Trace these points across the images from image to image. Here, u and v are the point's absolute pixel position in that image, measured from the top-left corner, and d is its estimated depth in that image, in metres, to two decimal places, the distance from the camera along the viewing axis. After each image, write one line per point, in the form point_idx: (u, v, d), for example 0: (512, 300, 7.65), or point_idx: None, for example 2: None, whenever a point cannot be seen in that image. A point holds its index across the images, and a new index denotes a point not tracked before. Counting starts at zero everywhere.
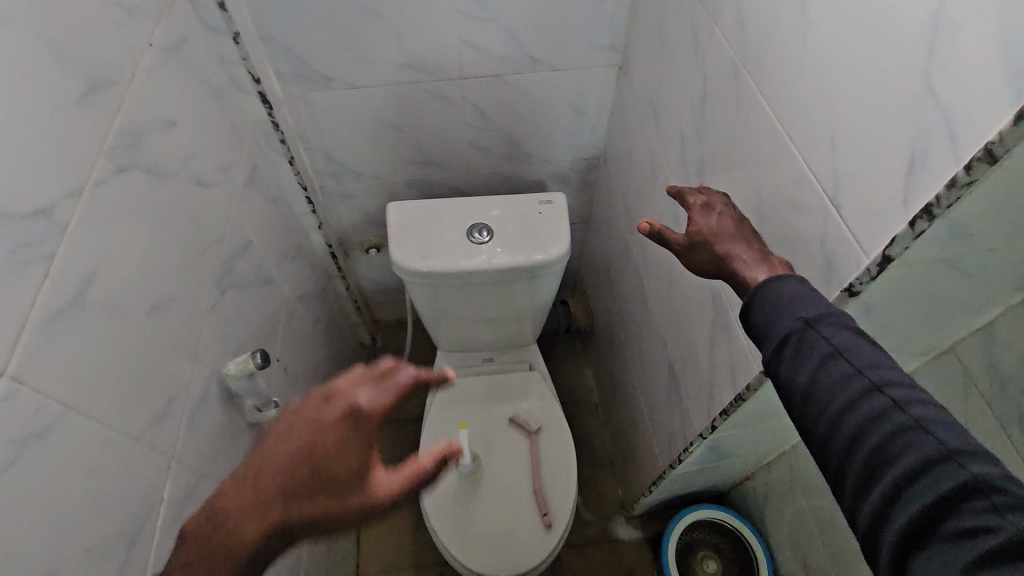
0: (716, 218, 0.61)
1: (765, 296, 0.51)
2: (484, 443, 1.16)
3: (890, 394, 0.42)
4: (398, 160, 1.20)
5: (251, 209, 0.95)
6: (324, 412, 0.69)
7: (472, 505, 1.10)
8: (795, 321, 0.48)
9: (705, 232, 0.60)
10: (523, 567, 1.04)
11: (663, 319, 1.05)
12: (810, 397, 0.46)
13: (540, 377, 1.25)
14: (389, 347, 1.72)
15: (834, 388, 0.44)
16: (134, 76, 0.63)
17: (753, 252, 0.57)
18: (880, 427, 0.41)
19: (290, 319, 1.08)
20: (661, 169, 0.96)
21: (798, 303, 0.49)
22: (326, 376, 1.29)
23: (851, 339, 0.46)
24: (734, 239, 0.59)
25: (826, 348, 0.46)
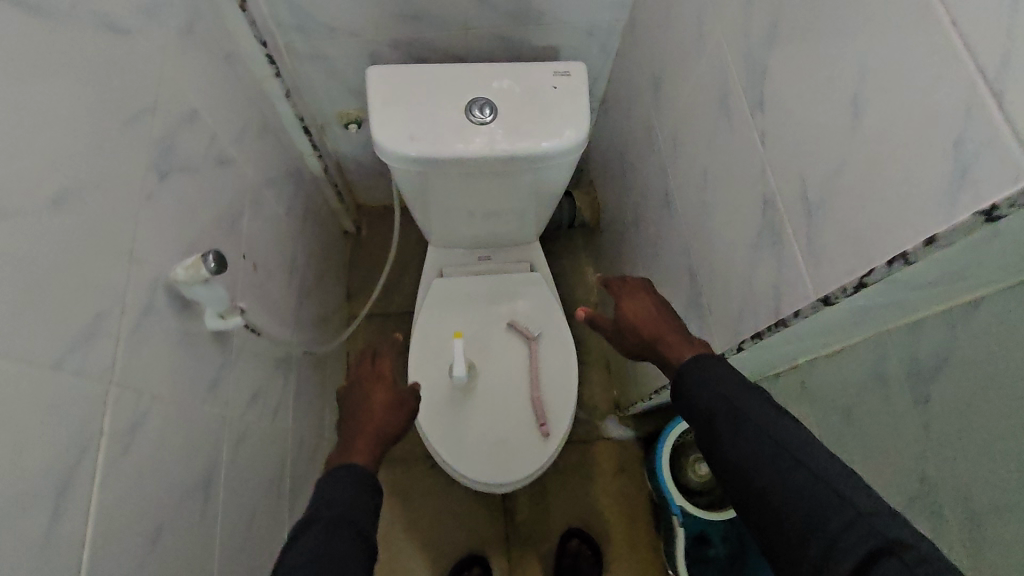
0: (644, 305, 0.83)
1: (694, 383, 0.65)
2: (478, 348, 1.08)
3: (809, 466, 0.52)
4: (381, 13, 0.97)
5: (196, 71, 0.75)
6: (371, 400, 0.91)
7: (466, 412, 1.04)
8: (724, 405, 0.61)
9: (636, 317, 0.82)
10: (517, 476, 1.01)
11: (686, 224, 0.91)
12: (746, 472, 0.56)
13: (542, 279, 1.14)
14: (374, 236, 1.57)
15: (767, 460, 0.55)
16: None
17: (674, 331, 0.78)
18: (802, 495, 0.51)
19: (257, 208, 0.93)
20: (709, 37, 0.77)
21: (727, 387, 0.62)
22: (304, 270, 1.17)
23: (770, 417, 0.57)
24: (657, 322, 0.81)
25: (755, 428, 0.57)
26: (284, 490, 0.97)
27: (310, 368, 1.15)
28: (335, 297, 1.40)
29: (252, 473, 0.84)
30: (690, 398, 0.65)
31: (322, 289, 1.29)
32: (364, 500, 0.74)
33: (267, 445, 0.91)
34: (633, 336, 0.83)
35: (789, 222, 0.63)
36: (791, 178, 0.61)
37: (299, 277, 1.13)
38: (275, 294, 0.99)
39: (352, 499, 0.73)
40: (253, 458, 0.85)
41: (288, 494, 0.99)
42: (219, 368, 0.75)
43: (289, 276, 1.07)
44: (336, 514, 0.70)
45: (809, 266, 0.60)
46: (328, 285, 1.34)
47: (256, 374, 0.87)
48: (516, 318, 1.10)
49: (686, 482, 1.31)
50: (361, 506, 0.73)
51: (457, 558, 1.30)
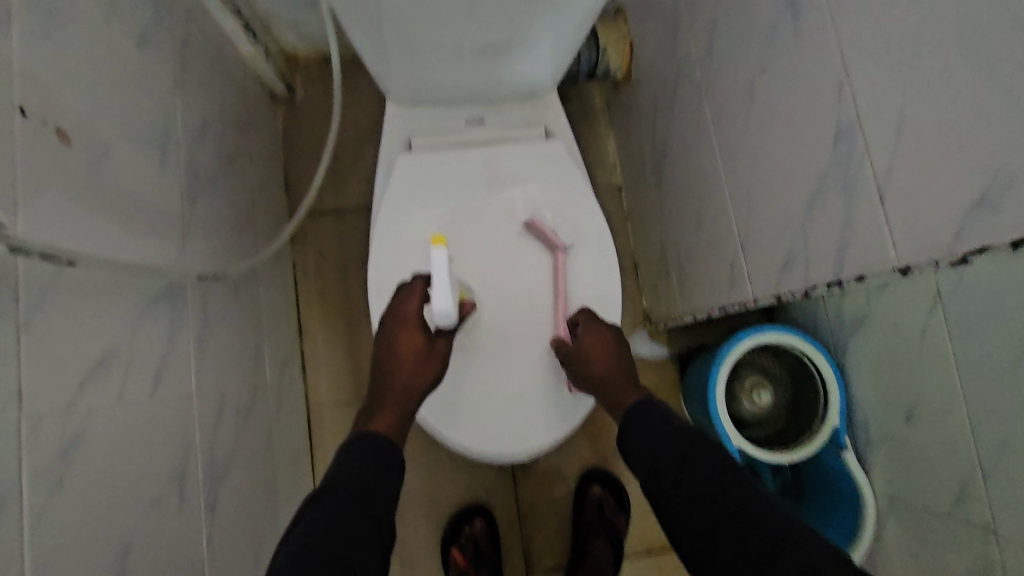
0: (597, 337, 0.67)
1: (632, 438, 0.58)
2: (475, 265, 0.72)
3: (734, 487, 0.49)
4: None
5: None
6: (400, 342, 0.62)
7: (464, 359, 0.71)
8: (658, 429, 0.56)
9: (586, 350, 0.66)
10: (537, 447, 0.70)
11: (834, 37, 0.51)
12: (677, 500, 0.51)
13: (564, 152, 0.75)
14: (314, 100, 1.13)
15: (694, 489, 0.51)
16: None
17: (623, 371, 0.65)
18: (728, 514, 0.48)
19: (53, 22, 0.50)
20: None
21: (665, 436, 0.55)
22: (198, 146, 0.76)
23: (697, 440, 0.54)
24: (604, 358, 0.65)
25: (679, 453, 0.53)
26: (199, 481, 0.65)
27: (226, 295, 0.78)
28: (264, 188, 0.99)
29: (115, 485, 0.51)
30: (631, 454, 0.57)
31: (238, 177, 0.88)
32: (393, 473, 0.54)
33: (147, 430, 0.57)
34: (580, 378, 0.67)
35: None
36: None
37: (186, 157, 0.72)
38: (133, 184, 0.59)
39: (373, 473, 0.52)
40: (116, 461, 0.52)
41: (208, 484, 0.67)
42: None
43: (165, 155, 0.67)
44: (356, 485, 0.50)
45: None
46: (249, 171, 0.93)
47: (94, 327, 0.50)
48: (530, 215, 0.73)
49: (740, 412, 1.05)
50: (387, 479, 0.53)
51: (463, 528, 1.05)
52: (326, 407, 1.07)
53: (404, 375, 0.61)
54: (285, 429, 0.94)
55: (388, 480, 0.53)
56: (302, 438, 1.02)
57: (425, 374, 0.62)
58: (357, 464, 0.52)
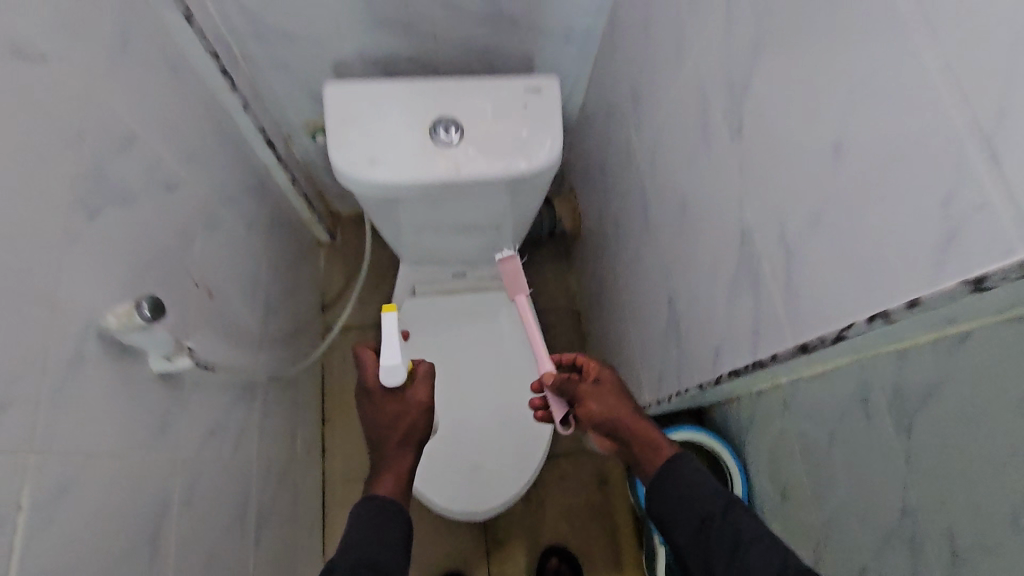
0: (605, 397, 0.74)
1: (670, 494, 0.65)
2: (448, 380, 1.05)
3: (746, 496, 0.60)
4: (342, 19, 0.92)
5: (137, 92, 0.70)
6: (385, 404, 0.74)
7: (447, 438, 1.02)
8: (691, 507, 0.63)
9: (598, 398, 0.73)
10: (491, 504, 0.99)
11: (665, 243, 0.87)
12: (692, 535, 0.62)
13: (518, 299, 1.11)
14: (349, 245, 1.52)
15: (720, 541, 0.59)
16: None
17: (636, 411, 0.73)
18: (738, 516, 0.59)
19: (213, 230, 0.87)
20: (686, 54, 0.73)
21: (704, 487, 0.63)
22: (272, 287, 1.12)
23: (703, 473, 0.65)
24: (611, 398, 0.74)
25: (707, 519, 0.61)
26: (251, 523, 0.93)
27: (279, 391, 1.10)
28: (308, 311, 1.35)
29: (211, 513, 0.80)
30: (671, 509, 0.64)
31: (292, 305, 1.24)
32: (388, 536, 0.62)
33: (229, 480, 0.86)
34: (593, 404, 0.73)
35: (770, 260, 0.59)
36: (772, 213, 0.57)
37: (265, 296, 1.08)
38: (239, 318, 0.94)
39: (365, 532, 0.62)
40: (213, 497, 0.81)
41: (256, 526, 0.94)
42: (168, 410, 0.70)
43: (254, 297, 1.02)
44: (353, 559, 0.59)
45: (791, 306, 0.56)
46: (299, 300, 1.29)
47: (213, 408, 0.82)
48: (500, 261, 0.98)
49: None
50: (382, 539, 0.62)
51: None
52: (337, 484, 1.34)
53: (399, 429, 0.74)
54: (307, 498, 1.21)
55: (387, 541, 0.62)
56: (317, 508, 1.28)
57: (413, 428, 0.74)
58: (358, 533, 0.61)
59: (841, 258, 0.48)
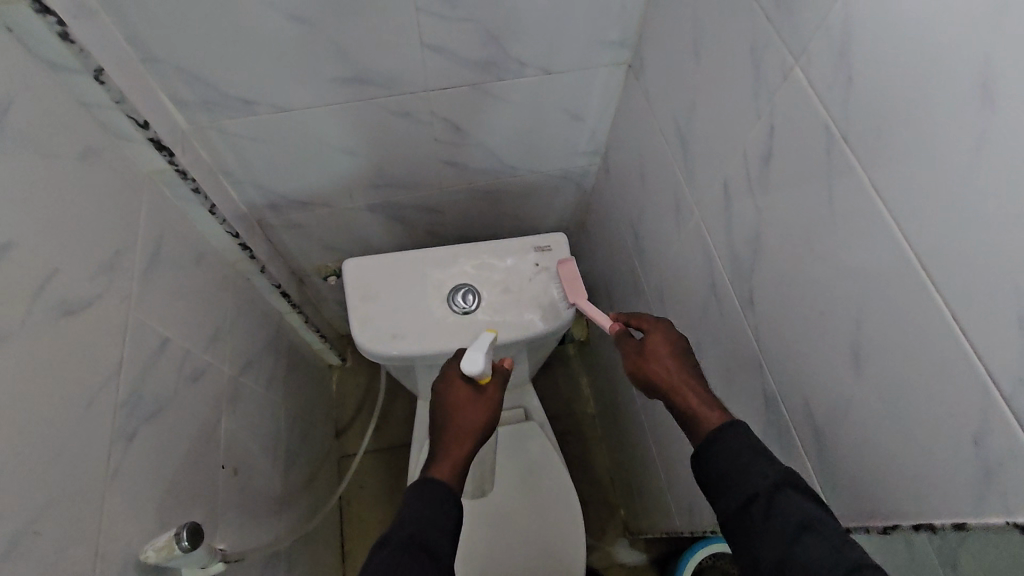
0: (663, 355, 0.67)
1: (719, 461, 0.56)
2: (516, 458, 1.07)
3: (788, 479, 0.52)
4: (354, 183, 0.97)
5: (167, 293, 0.72)
6: (456, 394, 0.72)
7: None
8: (738, 497, 0.54)
9: (653, 351, 0.67)
10: None
11: None
12: (736, 521, 0.54)
13: (539, 427, 1.11)
14: (360, 365, 1.53)
15: (766, 538, 0.51)
16: None
17: (687, 375, 0.65)
18: (782, 510, 0.51)
19: (235, 401, 0.88)
20: (685, 214, 0.77)
21: (755, 464, 0.54)
22: (290, 434, 1.11)
23: (753, 444, 0.55)
24: (670, 359, 0.66)
25: (746, 504, 0.53)
26: None
27: (302, 543, 1.07)
28: (323, 444, 1.33)
29: None
30: (717, 480, 0.56)
31: (309, 443, 1.23)
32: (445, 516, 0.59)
33: None
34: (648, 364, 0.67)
35: (798, 435, 0.59)
36: (792, 389, 0.59)
37: (285, 446, 1.07)
38: (261, 481, 0.93)
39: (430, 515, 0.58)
40: None
41: None
42: None
43: (273, 452, 1.01)
44: (411, 534, 0.56)
45: (824, 486, 0.56)
46: (315, 436, 1.28)
47: None
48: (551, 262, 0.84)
49: None
50: (440, 522, 0.58)
51: None
52: None
53: (470, 416, 0.70)
54: None
55: (443, 524, 0.58)
56: None
57: (484, 416, 0.70)
58: (415, 509, 0.59)
59: (870, 455, 0.49)
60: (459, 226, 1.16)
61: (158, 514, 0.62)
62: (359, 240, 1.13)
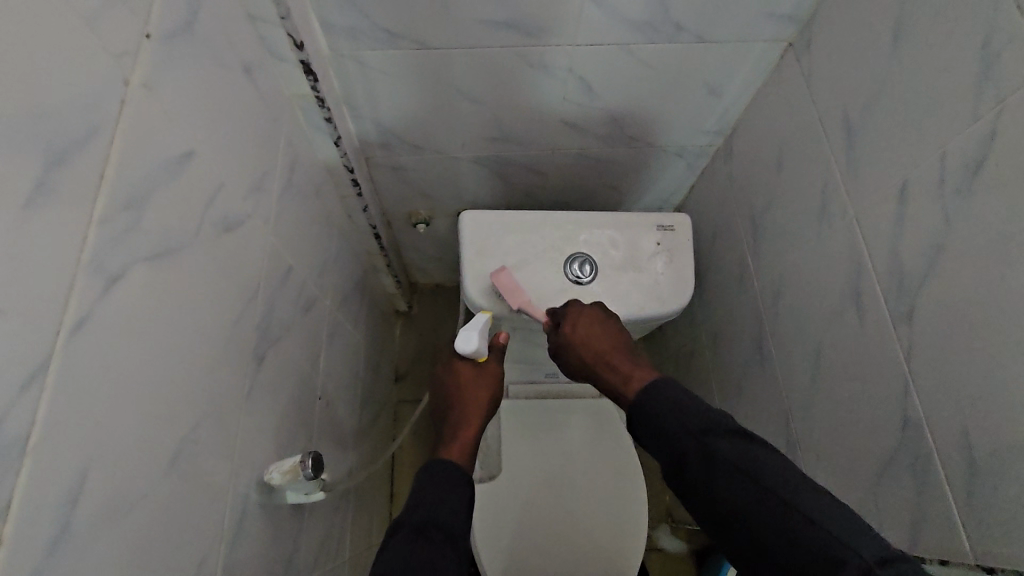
0: (601, 327, 0.68)
1: (651, 415, 0.54)
2: (520, 429, 1.07)
3: (713, 429, 0.51)
4: (469, 133, 0.94)
5: (294, 221, 0.72)
6: (459, 378, 0.74)
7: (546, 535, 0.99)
8: (680, 442, 0.51)
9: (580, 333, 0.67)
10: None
11: (781, 383, 0.85)
12: (679, 479, 0.52)
13: (613, 405, 1.11)
14: (426, 316, 1.53)
15: (724, 496, 0.48)
16: (136, 105, 0.39)
17: (615, 348, 0.65)
18: (726, 462, 0.49)
19: (331, 337, 0.88)
20: (831, 213, 0.72)
21: (669, 423, 0.53)
22: (364, 374, 1.13)
23: (677, 396, 0.54)
24: (604, 334, 0.67)
25: (688, 459, 0.51)
26: None
27: (366, 481, 1.09)
28: (386, 387, 1.35)
29: None
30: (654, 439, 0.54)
31: (377, 384, 1.24)
32: (455, 498, 0.59)
33: None
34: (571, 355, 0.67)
35: (943, 464, 0.56)
36: (951, 417, 0.55)
37: (360, 385, 1.08)
38: (342, 417, 0.95)
39: (441, 495, 0.58)
40: None
41: None
42: (296, 538, 0.70)
43: (352, 391, 1.02)
44: (423, 517, 0.56)
45: (975, 523, 0.53)
46: (381, 378, 1.30)
47: (324, 521, 0.82)
48: (654, 234, 0.81)
49: None
50: (449, 501, 0.58)
51: None
52: None
53: (474, 394, 0.73)
54: None
55: (454, 505, 0.58)
56: None
57: (490, 390, 0.73)
58: (425, 492, 0.58)
59: None
60: (558, 191, 1.12)
61: (274, 439, 0.63)
62: (456, 191, 1.10)
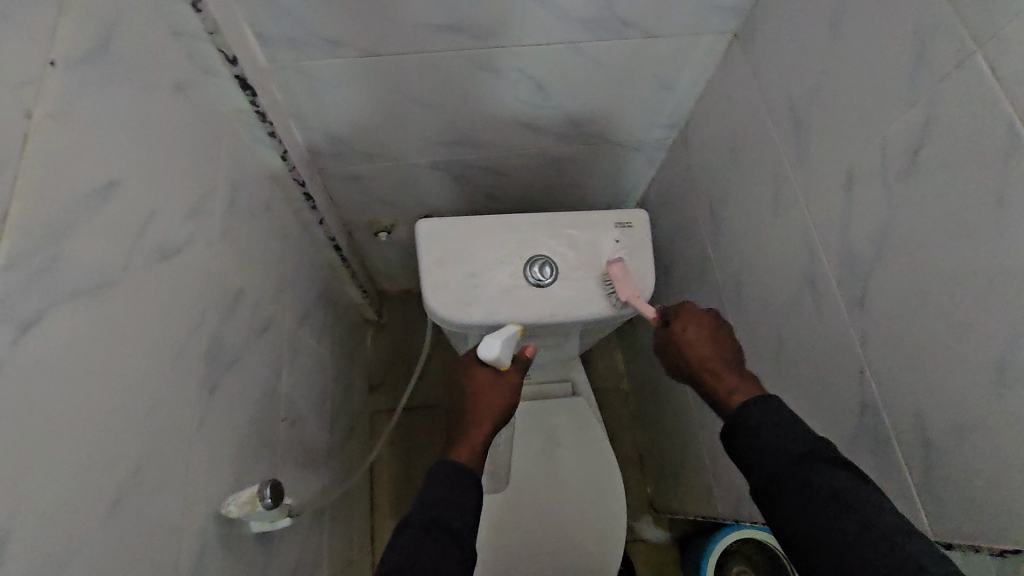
0: (699, 330, 0.65)
1: (757, 430, 0.55)
2: (531, 428, 1.06)
3: (800, 446, 0.52)
4: (424, 139, 0.92)
5: (242, 241, 0.69)
6: (477, 385, 0.71)
7: (537, 533, 0.99)
8: (778, 462, 0.52)
9: (689, 335, 0.64)
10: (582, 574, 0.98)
11: None
12: (770, 495, 0.52)
13: (587, 403, 1.11)
14: (397, 324, 1.51)
15: (818, 521, 0.49)
16: (42, 138, 0.37)
17: (725, 357, 0.64)
18: (844, 492, 0.49)
19: (293, 355, 0.86)
20: (784, 203, 0.72)
21: (788, 436, 0.53)
22: (334, 389, 1.10)
23: (776, 412, 0.55)
24: (711, 343, 0.64)
25: (795, 482, 0.51)
26: None
27: (342, 497, 1.07)
28: (359, 399, 1.33)
29: None
30: (746, 453, 0.55)
31: (349, 398, 1.22)
32: (467, 500, 0.59)
33: None
34: (672, 357, 0.66)
35: (899, 445, 0.57)
36: (904, 400, 0.56)
37: (330, 400, 1.06)
38: (311, 436, 0.92)
39: (449, 495, 0.59)
40: None
41: None
42: (265, 566, 0.68)
43: (321, 408, 1.00)
44: (430, 516, 0.56)
45: (930, 501, 0.54)
46: (353, 391, 1.27)
47: (297, 545, 0.80)
48: (614, 231, 0.81)
49: None
50: (460, 502, 0.58)
51: None
52: None
53: (490, 398, 0.71)
54: None
55: (462, 504, 0.58)
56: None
57: (502, 398, 0.71)
58: (434, 493, 0.59)
59: (1001, 478, 0.47)
60: (520, 192, 1.12)
61: (232, 468, 0.61)
62: (416, 197, 1.09)
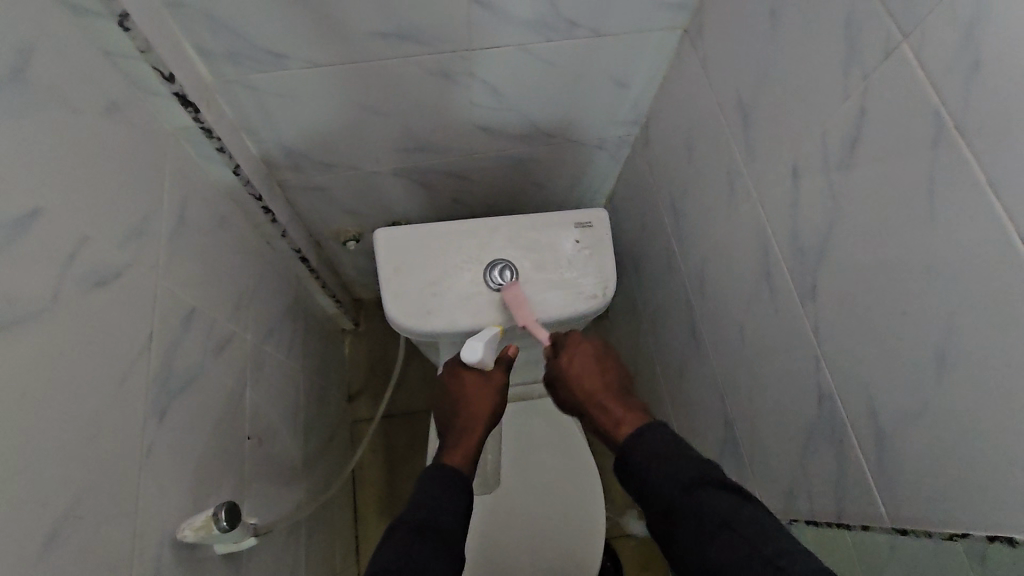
0: (584, 358, 0.66)
1: (636, 464, 0.53)
2: (518, 434, 1.06)
3: (699, 474, 0.51)
4: (382, 146, 0.91)
5: (193, 260, 0.68)
6: (464, 387, 0.71)
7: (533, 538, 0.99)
8: (674, 488, 0.50)
9: (569, 367, 0.66)
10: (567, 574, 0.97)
11: (714, 366, 0.86)
12: (667, 524, 0.50)
13: None
14: (375, 332, 1.50)
15: (706, 549, 0.47)
16: None
17: (608, 388, 0.63)
18: (722, 521, 0.47)
19: (259, 370, 0.85)
20: (739, 197, 0.72)
21: (667, 469, 0.51)
22: (308, 402, 1.09)
23: (671, 442, 0.54)
24: (596, 374, 0.65)
25: (684, 508, 0.49)
26: None
27: (320, 510, 1.06)
28: (337, 409, 1.32)
29: None
30: (631, 484, 0.53)
31: (325, 409, 1.21)
32: (456, 502, 0.57)
33: None
34: (564, 392, 0.67)
35: (855, 434, 0.58)
36: (856, 389, 0.56)
37: (303, 414, 1.05)
38: (282, 451, 0.91)
39: (441, 499, 0.56)
40: None
41: None
42: None
43: (293, 422, 0.99)
44: (419, 519, 0.54)
45: (885, 487, 0.55)
46: (330, 401, 1.26)
47: (269, 563, 0.79)
48: (575, 232, 0.80)
49: None
50: (450, 507, 0.56)
51: None
52: None
53: (475, 402, 0.70)
54: None
55: (453, 505, 0.56)
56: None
57: (489, 401, 0.70)
58: (424, 495, 0.57)
59: (947, 464, 0.47)
60: (486, 194, 1.11)
61: (190, 491, 0.61)
62: (381, 205, 1.08)
